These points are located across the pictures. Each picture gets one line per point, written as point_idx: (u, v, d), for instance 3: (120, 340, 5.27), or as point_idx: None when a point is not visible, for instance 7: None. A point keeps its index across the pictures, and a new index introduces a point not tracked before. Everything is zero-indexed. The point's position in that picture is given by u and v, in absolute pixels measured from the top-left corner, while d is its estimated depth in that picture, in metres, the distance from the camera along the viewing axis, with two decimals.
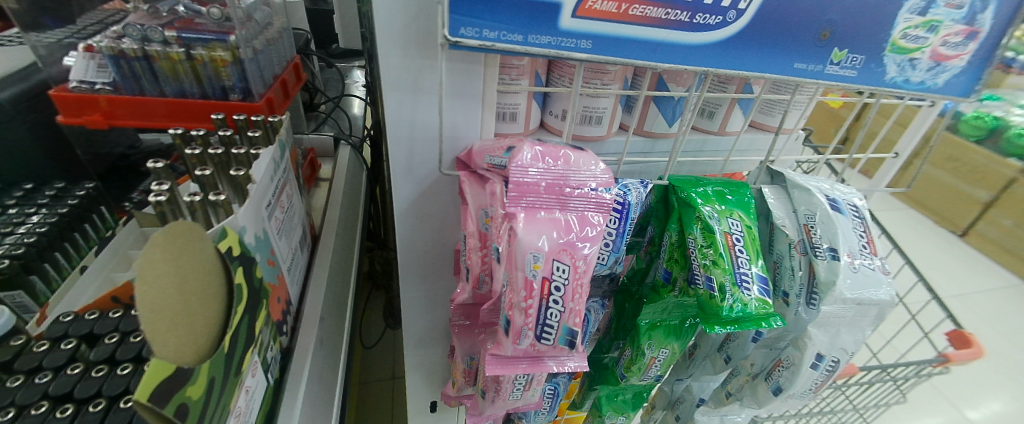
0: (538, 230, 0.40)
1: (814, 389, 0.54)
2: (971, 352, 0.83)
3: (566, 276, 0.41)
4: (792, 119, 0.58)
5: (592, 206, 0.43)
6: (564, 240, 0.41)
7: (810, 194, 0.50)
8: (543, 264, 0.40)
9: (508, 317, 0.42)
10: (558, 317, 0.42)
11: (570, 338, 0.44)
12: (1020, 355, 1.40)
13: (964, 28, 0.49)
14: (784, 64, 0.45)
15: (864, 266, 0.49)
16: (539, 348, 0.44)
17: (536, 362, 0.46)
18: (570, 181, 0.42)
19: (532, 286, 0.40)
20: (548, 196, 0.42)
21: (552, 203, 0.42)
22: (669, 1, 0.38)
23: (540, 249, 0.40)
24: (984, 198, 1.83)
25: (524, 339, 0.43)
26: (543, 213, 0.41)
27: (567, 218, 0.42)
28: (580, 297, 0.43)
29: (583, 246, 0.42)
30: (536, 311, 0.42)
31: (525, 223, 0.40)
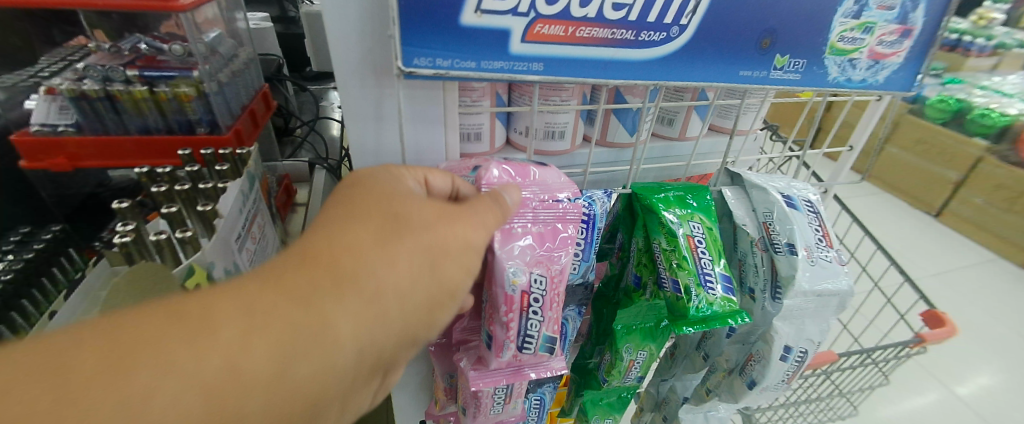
0: (517, 246, 0.42)
1: (787, 380, 0.56)
2: (944, 331, 0.85)
3: (544, 287, 0.43)
4: (747, 121, 0.61)
5: (565, 216, 0.44)
6: (540, 253, 0.43)
7: (767, 193, 0.52)
8: (522, 278, 0.42)
9: (491, 332, 0.45)
10: (539, 327, 0.45)
11: (550, 345, 0.47)
12: (999, 329, 1.45)
13: (898, 27, 0.51)
14: (729, 73, 0.47)
15: (821, 258, 0.51)
16: (523, 358, 0.47)
17: (518, 373, 0.49)
18: (540, 193, 0.44)
19: (512, 300, 0.42)
20: (525, 209, 0.43)
21: (528, 216, 0.44)
22: (613, 22, 0.40)
23: (517, 264, 0.42)
24: (953, 178, 1.89)
25: (507, 351, 0.45)
26: (517, 227, 0.43)
27: (542, 229, 0.44)
28: (559, 306, 0.45)
29: (561, 257, 0.44)
30: (517, 324, 0.44)
31: (502, 240, 0.42)
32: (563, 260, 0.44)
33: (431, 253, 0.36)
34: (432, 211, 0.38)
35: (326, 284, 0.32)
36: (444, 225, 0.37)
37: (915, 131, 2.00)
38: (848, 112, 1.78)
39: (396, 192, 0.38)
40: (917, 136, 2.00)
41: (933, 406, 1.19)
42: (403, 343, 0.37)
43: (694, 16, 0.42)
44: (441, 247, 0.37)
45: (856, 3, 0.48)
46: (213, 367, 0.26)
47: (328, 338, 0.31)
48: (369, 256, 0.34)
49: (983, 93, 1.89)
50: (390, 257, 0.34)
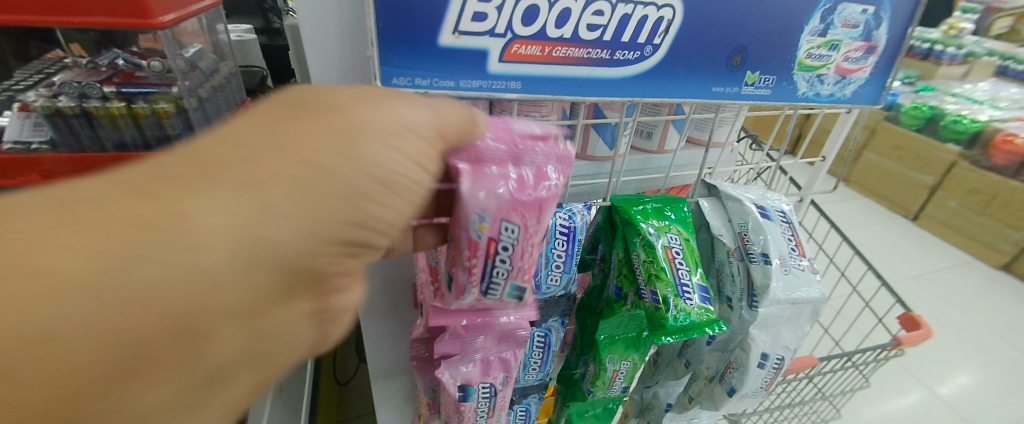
0: (491, 186, 0.37)
1: (765, 386, 0.57)
2: (921, 333, 0.88)
3: (515, 236, 0.39)
4: (723, 134, 0.62)
5: (549, 160, 0.40)
6: (514, 199, 0.38)
7: (741, 204, 0.54)
8: (490, 224, 0.38)
9: (452, 274, 0.42)
10: (506, 275, 0.41)
11: (517, 293, 0.44)
12: (975, 329, 1.49)
13: (862, 44, 0.54)
14: (702, 89, 0.49)
15: (794, 267, 0.52)
16: (482, 303, 0.45)
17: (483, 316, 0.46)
18: (518, 130, 0.40)
19: (477, 246, 0.39)
20: (505, 146, 0.38)
21: (507, 155, 0.38)
22: (588, 42, 0.41)
23: (487, 209, 0.37)
24: (929, 182, 1.95)
25: (466, 296, 0.43)
26: (492, 166, 0.38)
27: (521, 172, 0.39)
28: (531, 257, 0.41)
29: (541, 205, 0.39)
30: (480, 271, 0.40)
31: (473, 178, 0.36)
32: (543, 209, 0.39)
33: (341, 132, 0.30)
34: (349, 96, 0.32)
35: (191, 170, 0.26)
36: (362, 106, 0.31)
37: (890, 137, 2.06)
38: (826, 120, 1.83)
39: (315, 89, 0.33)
40: (893, 142, 2.05)
41: (916, 406, 1.22)
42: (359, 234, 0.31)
43: (667, 36, 0.44)
44: (361, 127, 0.30)
45: (822, 22, 0.50)
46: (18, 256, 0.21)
47: (233, 221, 0.26)
48: (253, 137, 0.28)
49: (954, 100, 1.97)
50: (305, 150, 0.29)
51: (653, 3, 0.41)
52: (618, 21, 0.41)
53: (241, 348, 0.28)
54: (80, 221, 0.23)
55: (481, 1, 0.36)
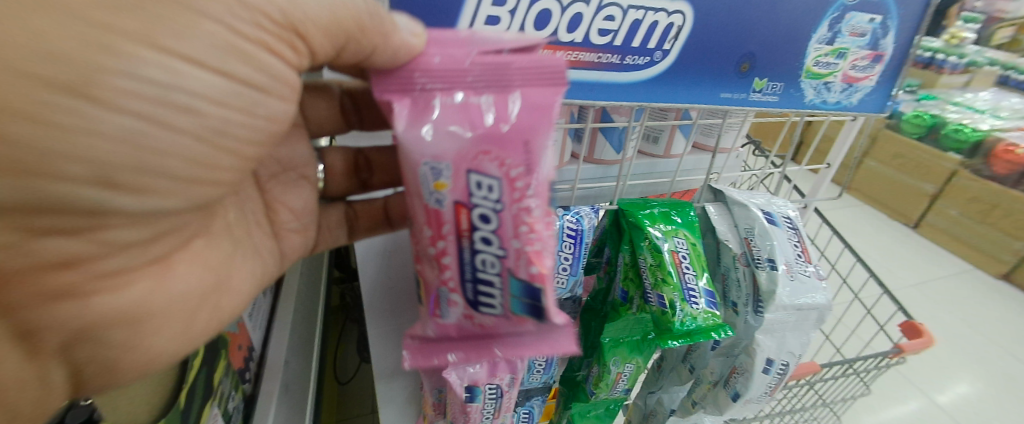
0: (440, 127, 0.30)
1: (769, 392, 0.57)
2: (922, 341, 0.88)
3: (488, 192, 0.31)
4: (729, 139, 0.63)
5: (516, 84, 0.32)
6: (473, 140, 0.30)
7: (748, 210, 0.54)
8: (451, 179, 0.31)
9: (430, 275, 0.36)
10: (494, 259, 0.33)
11: (527, 290, 0.34)
12: (975, 338, 1.49)
13: (869, 53, 0.54)
14: (711, 95, 0.49)
15: (801, 273, 0.53)
16: (482, 321, 0.37)
17: (495, 338, 0.40)
18: (475, 48, 0.33)
19: (443, 217, 0.32)
20: (463, 72, 0.32)
21: (465, 80, 0.32)
22: (599, 47, 0.42)
23: (440, 158, 0.30)
24: (930, 190, 1.95)
25: (455, 307, 0.36)
26: (443, 101, 0.31)
27: (486, 101, 0.31)
28: (532, 237, 0.32)
29: (523, 144, 0.31)
30: (455, 261, 0.34)
31: (412, 121, 0.30)
32: (527, 149, 0.31)
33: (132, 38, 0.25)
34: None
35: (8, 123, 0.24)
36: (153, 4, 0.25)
37: (892, 145, 2.07)
38: (829, 127, 1.83)
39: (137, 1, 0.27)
40: (895, 150, 2.05)
41: (915, 414, 1.22)
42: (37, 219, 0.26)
43: (677, 41, 0.45)
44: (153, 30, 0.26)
45: (830, 30, 0.51)
46: None
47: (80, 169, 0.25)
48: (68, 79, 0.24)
49: (955, 109, 1.97)
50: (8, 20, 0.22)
51: (664, 9, 0.42)
52: (629, 27, 0.42)
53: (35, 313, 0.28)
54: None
55: (495, 5, 0.37)
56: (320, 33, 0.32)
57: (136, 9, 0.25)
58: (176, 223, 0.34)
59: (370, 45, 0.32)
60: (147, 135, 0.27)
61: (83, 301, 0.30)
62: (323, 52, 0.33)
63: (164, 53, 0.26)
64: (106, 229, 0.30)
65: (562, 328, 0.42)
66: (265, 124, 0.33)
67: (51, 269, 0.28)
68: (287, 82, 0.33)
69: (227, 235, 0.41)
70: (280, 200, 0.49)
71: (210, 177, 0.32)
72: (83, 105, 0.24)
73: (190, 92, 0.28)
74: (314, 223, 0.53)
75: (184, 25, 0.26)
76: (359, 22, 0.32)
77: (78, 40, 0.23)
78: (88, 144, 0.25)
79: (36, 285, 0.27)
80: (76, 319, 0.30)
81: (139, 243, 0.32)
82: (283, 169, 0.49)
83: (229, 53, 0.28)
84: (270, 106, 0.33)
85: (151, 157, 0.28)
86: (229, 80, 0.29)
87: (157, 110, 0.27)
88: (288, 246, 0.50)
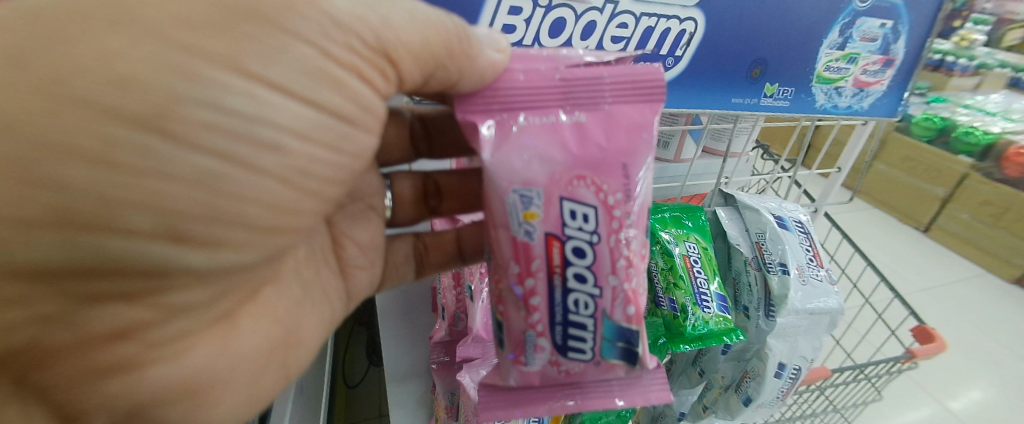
0: (531, 154, 0.34)
1: (782, 397, 0.57)
2: (934, 346, 0.87)
3: (579, 219, 0.35)
4: (740, 144, 0.63)
5: (606, 106, 0.36)
6: (568, 169, 0.35)
7: (759, 214, 0.54)
8: (546, 204, 0.35)
9: (512, 321, 0.37)
10: (589, 299, 0.36)
11: (618, 330, 0.37)
12: (989, 344, 1.47)
13: (880, 58, 0.54)
14: (722, 101, 0.50)
15: (812, 277, 0.53)
16: (569, 368, 0.38)
17: (573, 393, 0.40)
18: (562, 63, 0.36)
19: (535, 251, 0.35)
20: (550, 91, 0.35)
21: (554, 99, 0.35)
22: (611, 53, 0.43)
23: (531, 185, 0.34)
24: (940, 194, 1.93)
25: (541, 353, 0.37)
26: (540, 125, 0.35)
27: (576, 120, 0.35)
28: (625, 271, 0.36)
29: (617, 168, 0.35)
30: (543, 301, 0.36)
31: (499, 145, 0.34)
32: (622, 172, 0.35)
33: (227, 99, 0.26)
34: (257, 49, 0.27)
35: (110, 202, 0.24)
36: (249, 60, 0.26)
37: (901, 148, 2.05)
38: (839, 131, 1.81)
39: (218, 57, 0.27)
40: (904, 153, 2.04)
41: (928, 421, 1.20)
42: (92, 285, 0.26)
43: (689, 48, 0.45)
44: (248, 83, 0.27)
45: (840, 36, 0.51)
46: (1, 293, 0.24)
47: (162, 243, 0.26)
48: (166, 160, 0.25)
49: (966, 112, 1.96)
50: (93, 50, 0.23)
51: (677, 16, 0.43)
52: (642, 34, 0.43)
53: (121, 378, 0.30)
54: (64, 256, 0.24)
55: (510, 14, 0.39)
56: (409, 58, 0.33)
57: (222, 28, 0.25)
58: (239, 279, 0.34)
59: (458, 70, 0.34)
60: (224, 177, 0.27)
61: (138, 372, 0.30)
62: (409, 78, 0.34)
63: (254, 80, 0.26)
64: (169, 292, 0.30)
65: (652, 372, 0.42)
66: (350, 161, 0.33)
67: (104, 339, 0.28)
68: (372, 111, 0.33)
69: (292, 280, 0.42)
70: (347, 234, 0.48)
71: (287, 223, 0.32)
72: (158, 144, 0.24)
73: (276, 126, 0.28)
74: (380, 258, 0.52)
75: (275, 46, 0.26)
76: (449, 47, 0.33)
77: (151, 69, 0.23)
78: (154, 190, 0.25)
79: (88, 357, 0.28)
80: (126, 396, 0.30)
81: (200, 305, 0.32)
82: (351, 199, 0.48)
83: (315, 78, 0.28)
84: (357, 140, 0.33)
85: (225, 202, 0.27)
86: (317, 109, 0.29)
87: (235, 146, 0.27)
88: (356, 285, 0.50)
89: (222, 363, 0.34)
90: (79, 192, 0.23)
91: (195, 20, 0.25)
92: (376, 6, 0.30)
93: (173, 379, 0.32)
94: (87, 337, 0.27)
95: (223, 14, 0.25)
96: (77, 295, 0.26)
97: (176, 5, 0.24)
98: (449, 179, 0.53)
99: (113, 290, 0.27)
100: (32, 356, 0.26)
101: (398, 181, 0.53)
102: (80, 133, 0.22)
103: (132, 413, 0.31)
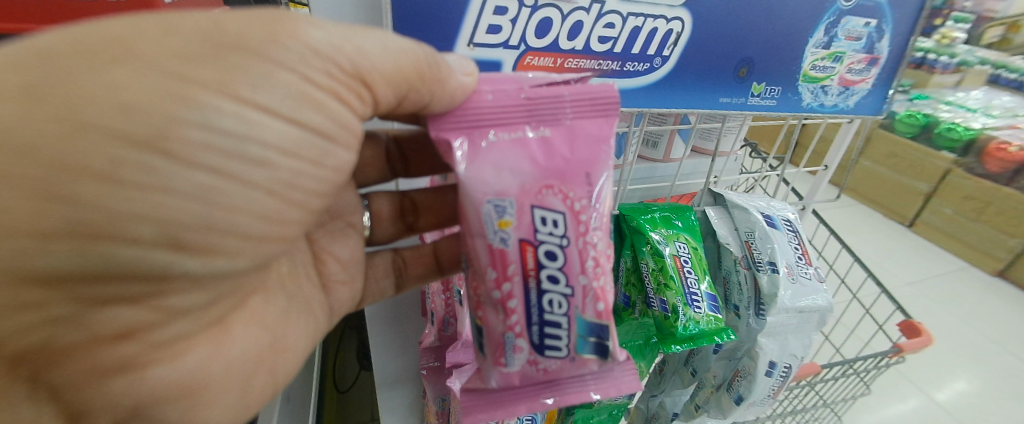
0: (502, 166, 0.35)
1: (773, 395, 0.57)
2: (921, 340, 0.88)
3: (549, 225, 0.36)
4: (728, 143, 0.63)
5: (570, 117, 0.38)
6: (537, 179, 0.36)
7: (748, 213, 0.55)
8: (518, 213, 0.36)
9: (489, 323, 0.38)
10: (561, 299, 0.37)
11: (591, 327, 0.39)
12: (973, 336, 1.49)
13: (865, 56, 0.55)
14: (708, 101, 0.50)
15: (802, 276, 0.53)
16: (547, 366, 0.39)
17: (554, 385, 0.42)
18: (526, 83, 0.38)
19: (509, 257, 0.36)
20: (516, 109, 0.37)
21: (519, 117, 0.37)
22: (599, 54, 0.43)
23: (503, 195, 0.35)
24: (924, 189, 1.96)
25: (520, 353, 0.38)
26: (509, 139, 0.36)
27: (542, 135, 0.37)
28: (595, 271, 0.37)
29: (582, 177, 0.37)
30: (520, 303, 0.37)
31: (472, 158, 0.35)
32: (586, 180, 0.37)
33: (220, 123, 0.27)
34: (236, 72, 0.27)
35: (95, 215, 0.25)
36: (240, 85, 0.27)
37: (886, 144, 2.08)
38: (828, 129, 1.84)
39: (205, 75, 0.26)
40: (889, 150, 2.06)
41: (914, 412, 1.22)
42: (98, 288, 0.28)
43: (676, 48, 0.45)
44: (237, 107, 0.27)
45: (826, 35, 0.51)
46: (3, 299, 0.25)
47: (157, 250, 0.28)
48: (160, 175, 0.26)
49: (948, 108, 1.99)
50: (99, 83, 0.24)
51: (663, 16, 0.42)
52: (629, 34, 0.42)
53: (122, 389, 0.31)
54: (61, 268, 0.26)
55: (496, 15, 0.38)
56: (384, 82, 0.33)
57: (212, 59, 0.26)
58: (234, 284, 0.36)
59: (429, 92, 0.34)
60: (217, 191, 0.28)
61: (139, 374, 0.31)
62: (384, 101, 0.35)
63: (239, 102, 0.27)
64: (167, 296, 0.31)
65: (621, 366, 0.45)
66: (332, 175, 0.34)
67: (107, 341, 0.30)
68: (349, 128, 0.33)
69: (280, 290, 0.42)
70: (327, 250, 0.48)
71: (278, 233, 0.33)
72: (157, 161, 0.26)
73: (263, 144, 0.29)
74: (361, 273, 0.52)
75: (259, 74, 0.27)
76: (420, 71, 0.33)
77: (150, 92, 0.25)
78: (155, 203, 0.26)
79: (94, 358, 0.29)
80: (128, 394, 0.31)
81: (198, 307, 0.33)
82: (330, 217, 0.48)
83: (295, 98, 0.29)
84: (337, 156, 0.34)
85: (220, 213, 0.29)
86: (301, 128, 0.30)
87: (228, 162, 0.28)
88: (337, 298, 0.49)
89: (219, 365, 0.36)
90: (84, 205, 0.25)
91: (187, 53, 0.26)
92: (350, 35, 0.31)
93: (172, 380, 0.33)
94: (91, 339, 0.29)
95: (212, 47, 0.26)
96: (83, 299, 0.28)
97: (169, 40, 0.26)
98: (425, 195, 0.52)
99: (117, 294, 0.29)
100: (44, 356, 0.28)
101: (376, 200, 0.52)
102: (91, 154, 0.24)
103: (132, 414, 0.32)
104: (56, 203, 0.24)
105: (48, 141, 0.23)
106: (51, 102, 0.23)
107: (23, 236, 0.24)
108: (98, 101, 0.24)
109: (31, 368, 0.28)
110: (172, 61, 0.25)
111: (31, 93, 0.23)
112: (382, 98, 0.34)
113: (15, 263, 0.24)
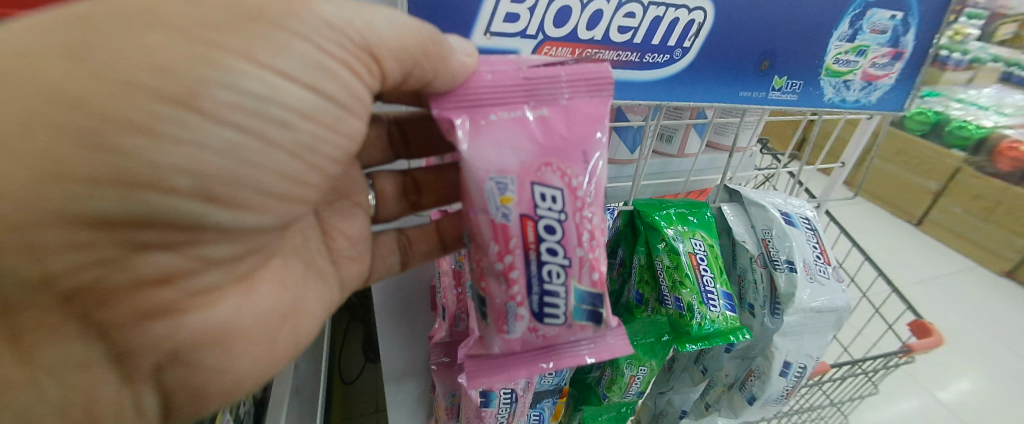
0: (503, 143, 0.35)
1: (786, 394, 0.56)
2: (932, 340, 0.85)
3: (548, 199, 0.36)
4: (745, 138, 0.62)
5: (566, 93, 0.37)
6: (535, 154, 0.35)
7: (766, 211, 0.54)
8: (518, 188, 0.35)
9: (490, 294, 0.37)
10: (560, 271, 0.37)
11: (587, 298, 0.38)
12: (978, 334, 1.48)
13: (890, 50, 0.53)
14: (729, 94, 0.48)
15: (819, 275, 0.52)
16: (546, 333, 0.38)
17: (549, 351, 0.41)
18: (523, 63, 0.36)
19: (510, 231, 0.35)
20: (514, 89, 0.36)
21: (517, 96, 0.36)
22: (618, 44, 0.42)
23: (505, 173, 0.34)
24: (933, 188, 1.93)
25: (521, 321, 0.37)
26: (508, 116, 0.35)
27: (541, 114, 0.36)
28: (591, 243, 0.37)
29: (579, 154, 0.36)
30: (522, 274, 0.36)
31: (473, 137, 0.34)
32: (583, 157, 0.36)
33: (246, 83, 0.27)
34: (255, 35, 0.27)
35: (132, 164, 0.25)
36: (260, 47, 0.27)
37: (897, 142, 2.03)
38: (844, 128, 1.82)
39: (223, 36, 0.26)
40: (899, 147, 2.03)
41: (916, 411, 1.21)
42: (142, 234, 0.28)
43: (698, 39, 0.44)
44: (260, 70, 0.27)
45: (851, 27, 0.50)
46: (53, 236, 0.25)
47: (193, 197, 0.28)
48: (191, 125, 0.26)
49: (959, 106, 1.96)
50: (132, 44, 0.24)
51: (686, 6, 0.41)
52: (650, 23, 0.41)
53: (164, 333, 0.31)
54: (104, 219, 0.26)
55: (514, 3, 0.37)
56: (391, 58, 0.33)
57: (234, 27, 0.26)
58: (262, 240, 0.36)
59: (432, 69, 0.33)
60: (245, 148, 0.28)
61: (178, 318, 0.31)
62: (392, 76, 0.34)
63: (260, 66, 0.27)
64: (202, 245, 0.31)
65: (612, 329, 0.43)
66: (345, 142, 0.34)
67: (149, 286, 0.30)
68: (361, 99, 0.33)
69: (297, 256, 0.42)
70: (337, 227, 0.48)
71: (297, 193, 0.33)
72: (191, 117, 0.26)
73: (285, 106, 0.29)
74: (368, 250, 0.51)
75: (277, 41, 0.27)
76: (424, 47, 0.32)
77: (183, 54, 0.25)
78: (189, 153, 0.26)
79: (138, 300, 0.29)
80: (169, 339, 0.31)
81: (229, 259, 0.34)
82: (338, 196, 0.48)
83: (313, 68, 0.29)
84: (350, 124, 0.33)
85: (248, 169, 0.29)
86: (316, 95, 0.30)
87: (253, 122, 0.28)
88: (347, 273, 0.48)
89: (251, 318, 0.36)
90: (125, 154, 0.25)
91: (214, 20, 0.26)
92: (360, 10, 0.31)
93: (210, 330, 0.33)
94: (136, 281, 0.29)
95: (236, 16, 0.26)
96: (130, 242, 0.28)
97: (195, 7, 0.26)
98: (426, 173, 0.52)
99: (157, 240, 0.29)
100: (94, 296, 0.28)
101: (381, 179, 0.52)
102: (128, 106, 0.24)
103: (171, 359, 0.32)
104: (97, 152, 0.24)
105: (91, 95, 0.23)
106: (93, 61, 0.24)
107: (68, 178, 0.24)
108: (132, 59, 0.24)
109: (81, 306, 0.28)
110: (202, 24, 0.26)
111: (76, 56, 0.24)
112: (388, 74, 0.34)
113: (64, 203, 0.24)
